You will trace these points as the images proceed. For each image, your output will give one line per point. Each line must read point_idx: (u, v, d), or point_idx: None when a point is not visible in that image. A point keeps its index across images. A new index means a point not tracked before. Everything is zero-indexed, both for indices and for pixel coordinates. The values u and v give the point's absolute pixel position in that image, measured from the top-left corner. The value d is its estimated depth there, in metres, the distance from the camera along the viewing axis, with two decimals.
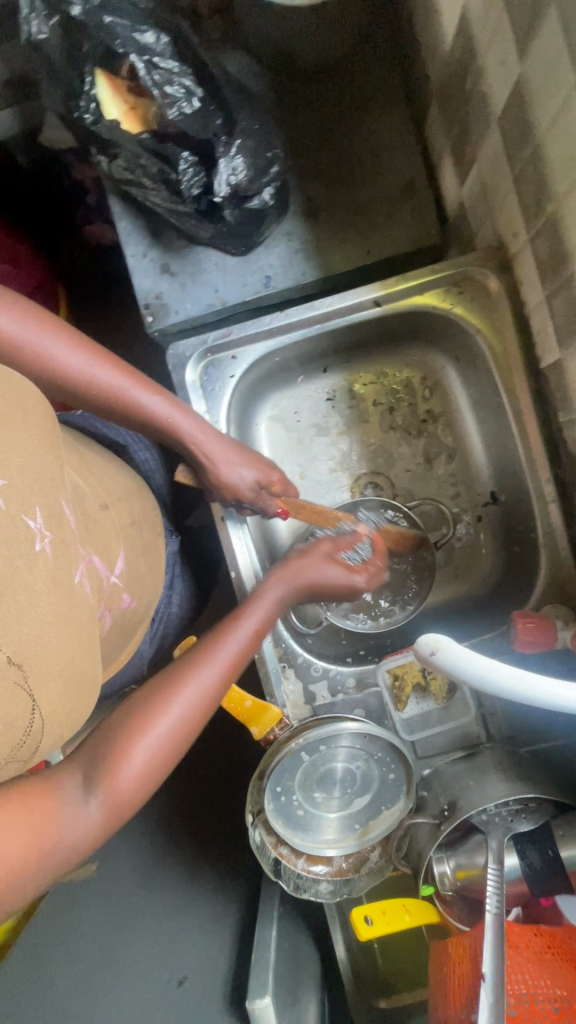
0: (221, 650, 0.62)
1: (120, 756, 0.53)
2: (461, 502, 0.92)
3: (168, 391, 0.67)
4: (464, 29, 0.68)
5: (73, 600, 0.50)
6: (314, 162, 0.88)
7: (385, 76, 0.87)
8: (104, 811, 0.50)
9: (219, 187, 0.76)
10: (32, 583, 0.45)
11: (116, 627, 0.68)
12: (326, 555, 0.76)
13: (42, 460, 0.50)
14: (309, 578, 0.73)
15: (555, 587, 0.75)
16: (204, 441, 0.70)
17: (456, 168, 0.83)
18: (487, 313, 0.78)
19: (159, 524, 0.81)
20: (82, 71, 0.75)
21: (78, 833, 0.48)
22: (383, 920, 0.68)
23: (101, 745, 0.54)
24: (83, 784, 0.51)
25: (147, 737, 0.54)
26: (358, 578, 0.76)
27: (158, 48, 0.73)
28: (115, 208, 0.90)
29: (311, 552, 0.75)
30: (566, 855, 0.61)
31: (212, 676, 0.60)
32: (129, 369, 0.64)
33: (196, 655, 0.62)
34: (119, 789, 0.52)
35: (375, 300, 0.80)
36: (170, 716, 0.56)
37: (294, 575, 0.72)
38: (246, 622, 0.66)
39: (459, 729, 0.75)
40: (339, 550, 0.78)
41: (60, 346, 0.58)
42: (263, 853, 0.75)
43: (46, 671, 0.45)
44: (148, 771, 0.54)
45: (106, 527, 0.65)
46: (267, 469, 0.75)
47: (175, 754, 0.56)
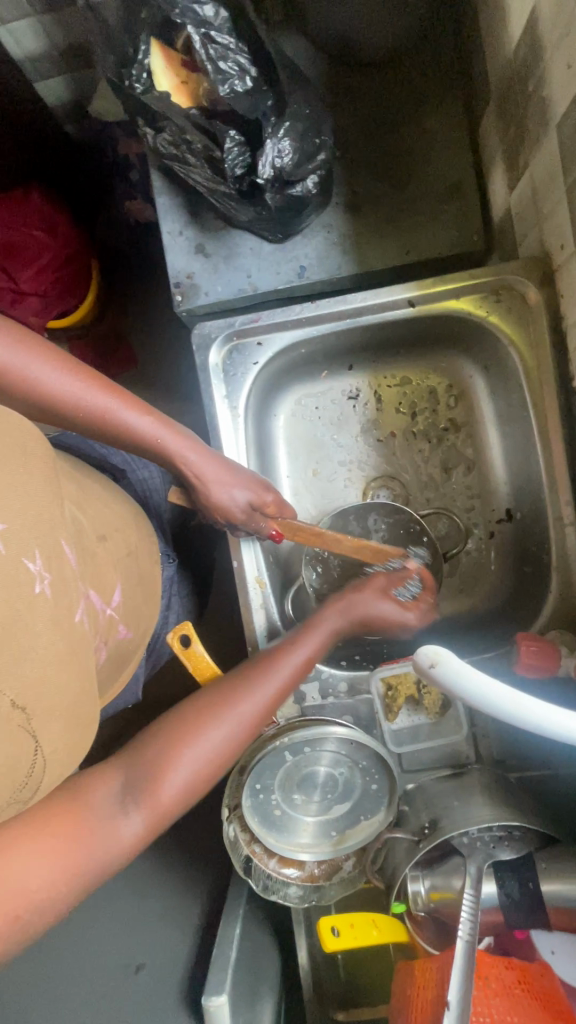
0: (269, 674, 0.63)
1: (157, 774, 0.55)
2: (475, 515, 0.90)
3: (159, 412, 0.65)
4: (532, 29, 0.66)
5: (73, 638, 0.51)
6: (362, 155, 0.86)
7: (444, 72, 0.85)
8: (145, 824, 0.52)
9: (263, 169, 0.75)
10: (34, 624, 0.45)
11: (110, 658, 0.68)
12: (379, 590, 0.72)
13: (42, 497, 0.50)
14: (365, 611, 0.71)
15: (563, 611, 0.73)
16: (194, 464, 0.68)
17: (506, 174, 0.80)
18: (522, 324, 0.76)
19: (156, 554, 0.80)
20: (137, 39, 0.73)
21: (113, 848, 0.50)
22: (350, 933, 0.67)
23: (141, 757, 0.56)
24: (122, 799, 0.52)
25: (188, 756, 0.56)
26: (410, 617, 0.72)
27: (215, 22, 0.71)
28: (156, 182, 0.89)
29: (363, 587, 0.72)
30: (547, 889, 0.59)
31: (258, 704, 0.61)
32: (119, 391, 0.62)
33: (245, 676, 0.63)
34: (161, 804, 0.54)
35: (409, 300, 0.78)
36: (212, 736, 0.58)
37: (349, 606, 0.70)
38: (302, 648, 0.66)
39: (448, 747, 0.73)
40: (391, 586, 0.74)
41: (42, 370, 0.56)
42: (235, 849, 0.73)
43: (47, 713, 0.46)
44: (188, 790, 0.56)
45: (103, 561, 0.65)
46: (260, 487, 0.73)
47: (214, 775, 0.58)
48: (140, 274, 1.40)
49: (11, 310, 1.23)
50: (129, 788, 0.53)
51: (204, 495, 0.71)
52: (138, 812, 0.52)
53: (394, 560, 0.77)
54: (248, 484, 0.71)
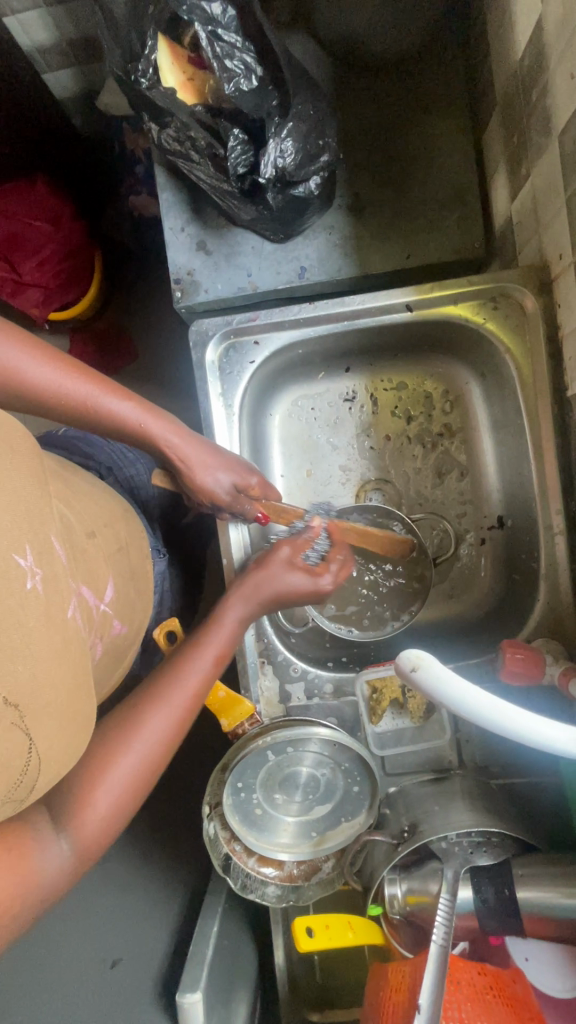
0: (182, 679, 0.62)
1: (85, 795, 0.53)
2: (467, 521, 0.90)
3: (140, 397, 0.65)
4: (537, 38, 0.66)
5: (65, 633, 0.50)
6: (366, 158, 0.86)
7: (451, 78, 0.85)
8: (76, 853, 0.51)
9: (265, 168, 0.74)
10: (25, 620, 0.45)
11: (107, 653, 0.69)
12: (285, 561, 0.72)
13: (31, 494, 0.50)
14: (273, 587, 0.70)
15: (550, 620, 0.73)
16: (178, 447, 0.68)
17: (509, 182, 0.81)
18: (519, 332, 0.76)
19: (146, 546, 0.80)
20: (144, 33, 0.73)
21: (55, 875, 0.48)
22: (325, 934, 0.67)
23: (62, 787, 0.53)
24: (53, 828, 0.50)
25: (109, 779, 0.54)
26: (324, 580, 0.73)
27: (223, 20, 0.71)
28: (160, 178, 0.89)
29: (268, 562, 0.72)
30: (522, 896, 0.59)
31: (176, 711, 0.60)
32: (99, 377, 0.62)
33: (158, 685, 0.61)
34: (88, 830, 0.52)
35: (408, 304, 0.78)
36: (132, 754, 0.56)
37: (254, 598, 0.70)
38: (209, 649, 0.66)
39: (431, 751, 0.73)
40: (298, 552, 0.74)
41: (21, 358, 0.56)
42: (214, 847, 0.73)
43: (40, 709, 0.45)
44: (114, 812, 0.54)
45: (94, 557, 0.64)
46: (244, 471, 0.73)
47: (142, 787, 0.57)
48: (143, 270, 1.40)
49: (11, 299, 1.24)
50: (57, 817, 0.51)
51: (189, 479, 0.71)
52: (67, 842, 0.50)
53: (298, 523, 0.77)
54: (230, 468, 0.72)
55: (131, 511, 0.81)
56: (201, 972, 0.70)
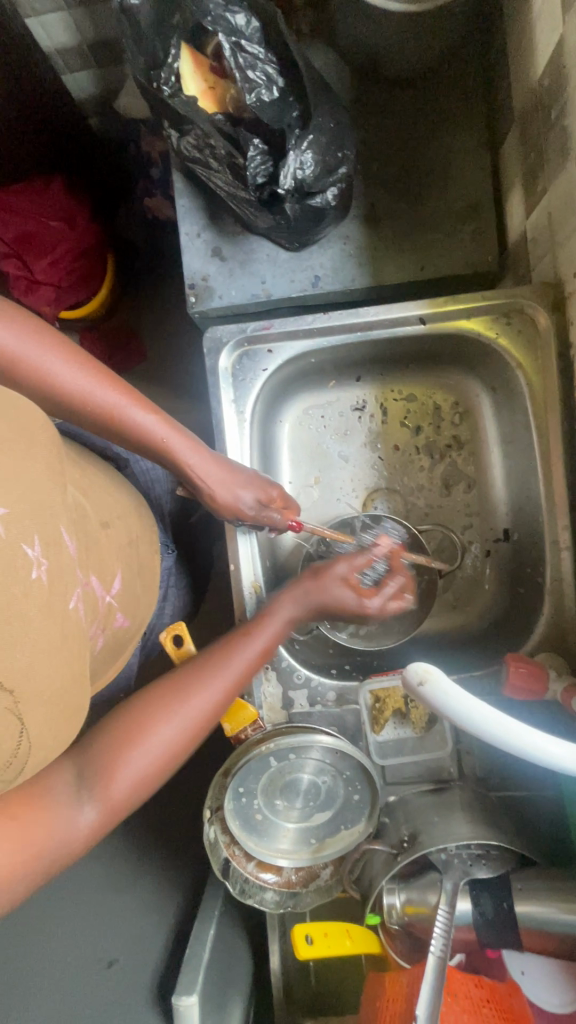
0: (227, 663, 0.65)
1: (116, 762, 0.57)
2: (472, 531, 0.91)
3: (165, 413, 0.66)
4: (558, 60, 0.67)
5: (66, 625, 0.51)
6: (382, 169, 0.87)
7: (469, 91, 0.85)
8: (99, 816, 0.54)
9: (284, 179, 0.75)
10: (27, 610, 0.46)
11: (108, 645, 0.69)
12: (341, 576, 0.72)
13: (42, 484, 0.51)
14: (322, 597, 0.71)
15: (555, 634, 0.74)
16: (201, 468, 0.69)
17: (524, 197, 0.81)
18: (530, 347, 0.77)
19: (156, 540, 0.81)
20: (168, 42, 0.74)
21: (73, 834, 0.52)
22: (323, 942, 0.67)
23: (97, 749, 0.58)
24: (80, 787, 0.55)
25: (139, 749, 0.58)
26: (370, 602, 0.73)
27: (247, 32, 0.73)
28: (177, 184, 0.90)
29: (324, 571, 0.72)
30: (520, 909, 0.60)
31: (215, 694, 0.63)
32: (126, 388, 0.63)
33: (201, 666, 0.64)
34: (115, 797, 0.56)
35: (421, 317, 0.79)
36: (167, 728, 0.60)
37: (306, 595, 0.71)
38: (256, 639, 0.67)
39: (432, 761, 0.74)
40: (356, 565, 0.74)
41: (50, 361, 0.57)
42: (214, 851, 0.74)
43: (35, 697, 0.46)
44: (140, 784, 0.57)
45: (105, 546, 0.66)
46: (265, 486, 0.75)
47: (174, 761, 0.60)
48: (156, 272, 1.41)
49: (24, 297, 1.25)
50: (83, 782, 0.55)
51: (209, 497, 0.72)
52: (91, 806, 0.54)
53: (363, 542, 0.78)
54: (253, 484, 0.73)
55: (145, 509, 0.82)
56: (198, 974, 0.70)
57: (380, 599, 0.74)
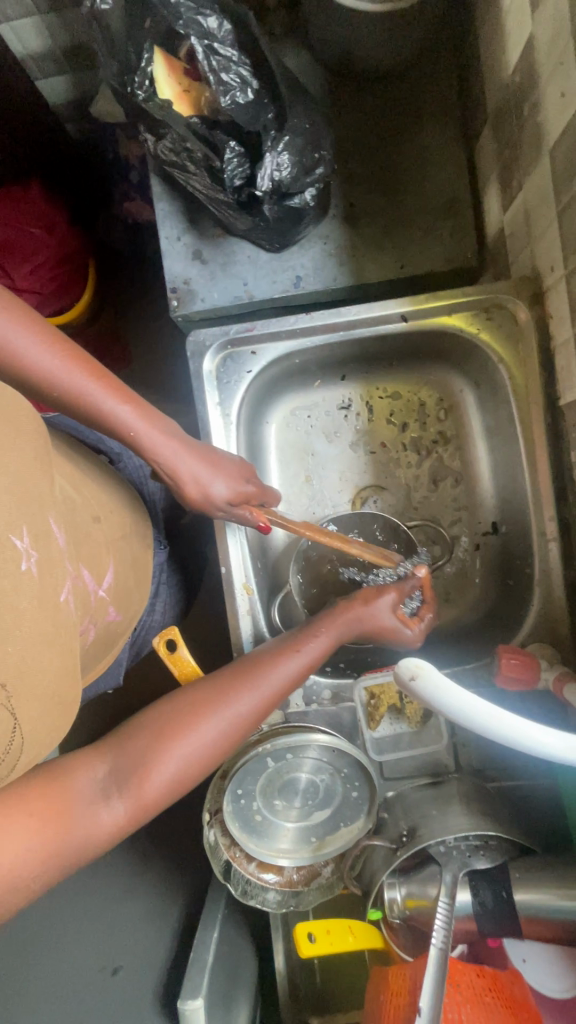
0: (266, 677, 0.62)
1: (145, 766, 0.55)
2: (461, 525, 0.91)
3: (141, 402, 0.66)
4: (529, 57, 0.68)
5: (57, 619, 0.52)
6: (359, 168, 0.87)
7: (442, 88, 0.86)
8: (129, 812, 0.53)
9: (261, 181, 0.75)
10: (18, 601, 0.47)
11: (98, 639, 0.71)
12: (389, 603, 0.71)
13: (32, 478, 0.53)
14: (367, 622, 0.69)
15: (545, 625, 0.75)
16: (171, 461, 0.68)
17: (501, 193, 0.82)
18: (511, 342, 0.77)
19: (150, 539, 0.83)
20: (141, 46, 0.74)
21: (102, 830, 0.51)
22: (326, 938, 0.67)
23: (128, 746, 0.56)
24: (110, 783, 0.53)
25: (174, 753, 0.56)
26: (409, 634, 0.71)
27: (219, 34, 0.72)
28: (156, 188, 0.90)
29: (375, 598, 0.70)
30: (520, 899, 0.60)
31: (253, 704, 0.60)
32: (103, 374, 0.62)
33: (249, 672, 0.62)
34: (149, 795, 0.54)
35: (402, 315, 0.79)
36: (203, 733, 0.58)
37: (351, 617, 0.68)
38: (307, 651, 0.65)
39: (428, 755, 0.74)
40: (401, 597, 0.72)
41: (26, 342, 0.57)
42: (215, 853, 0.74)
43: (27, 688, 0.47)
44: (175, 785, 0.56)
45: (95, 539, 0.68)
46: (240, 485, 0.73)
47: (206, 767, 0.58)
48: (139, 277, 1.41)
49: None
50: (116, 776, 0.54)
51: (181, 493, 0.72)
52: (121, 802, 0.53)
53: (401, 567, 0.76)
54: (227, 476, 0.72)
55: (136, 501, 0.82)
56: (202, 977, 0.71)
57: (418, 633, 0.72)
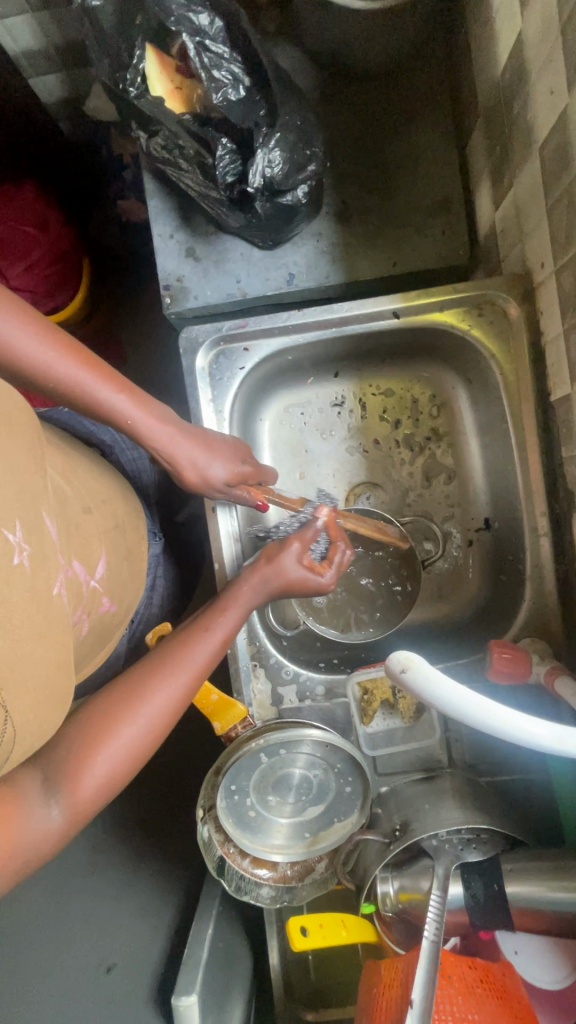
0: (185, 658, 0.61)
1: (77, 767, 0.53)
2: (454, 522, 0.92)
3: (137, 391, 0.66)
4: (518, 55, 0.68)
5: (49, 612, 0.52)
6: (351, 165, 0.88)
7: (434, 86, 0.87)
8: (65, 819, 0.51)
9: (253, 178, 0.75)
10: (8, 594, 0.48)
11: (94, 632, 0.71)
12: (295, 555, 0.72)
13: (25, 472, 0.53)
14: (277, 576, 0.70)
15: (537, 619, 0.75)
16: (171, 448, 0.69)
17: (492, 191, 0.82)
18: (503, 339, 0.78)
19: (142, 528, 0.83)
20: (133, 43, 0.74)
21: (44, 837, 0.50)
22: (318, 933, 0.67)
23: (58, 753, 0.54)
24: (45, 790, 0.51)
25: (105, 751, 0.54)
26: (324, 579, 0.72)
27: (210, 32, 0.72)
28: (149, 186, 0.90)
29: (278, 554, 0.71)
30: (511, 892, 0.61)
31: (179, 689, 0.59)
32: (98, 365, 0.63)
33: (162, 657, 0.61)
34: (80, 800, 0.53)
35: (394, 312, 0.80)
36: (132, 726, 0.56)
37: (261, 584, 0.70)
38: (218, 630, 0.65)
39: (422, 750, 0.75)
40: (305, 546, 0.74)
41: (22, 335, 0.56)
42: (208, 850, 0.73)
43: (19, 681, 0.47)
44: (109, 781, 0.54)
45: (88, 532, 0.68)
46: (237, 466, 0.74)
47: (141, 759, 0.57)
48: (133, 275, 1.41)
49: None
50: (49, 783, 0.52)
51: (180, 479, 0.72)
52: (58, 807, 0.51)
53: (305, 512, 0.79)
54: (224, 460, 0.73)
55: (129, 497, 0.83)
56: (196, 973, 0.71)
57: (331, 577, 0.73)
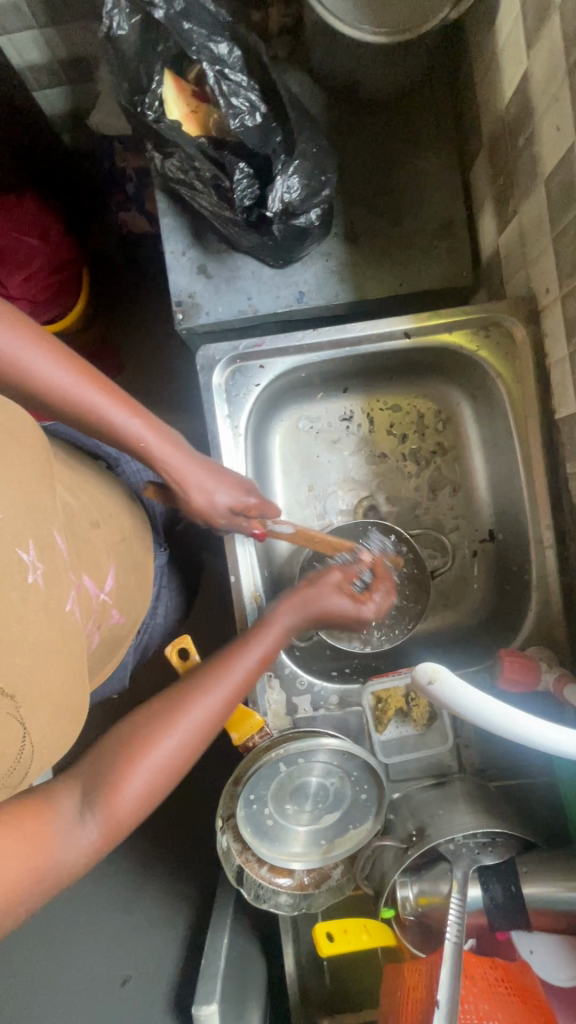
0: (224, 674, 0.63)
1: (114, 780, 0.54)
2: (460, 532, 0.94)
3: (147, 413, 0.67)
4: (524, 90, 0.72)
5: (63, 629, 0.53)
6: (359, 188, 0.90)
7: (438, 114, 0.90)
8: (103, 832, 0.51)
9: (272, 203, 0.77)
10: (25, 612, 0.49)
11: (104, 642, 0.72)
12: (335, 584, 0.76)
13: (36, 490, 0.54)
14: (318, 606, 0.73)
15: (543, 629, 0.78)
16: (177, 466, 0.69)
17: (496, 216, 0.86)
18: (508, 360, 0.81)
19: (149, 541, 0.84)
20: (151, 68, 0.76)
21: (78, 853, 0.49)
22: (343, 938, 0.69)
23: (95, 768, 0.55)
24: (81, 802, 0.52)
25: (141, 765, 0.55)
26: (366, 609, 0.76)
27: (229, 61, 0.75)
28: (161, 204, 0.92)
29: (319, 582, 0.75)
30: (527, 893, 0.63)
31: (215, 706, 0.61)
32: (111, 389, 0.64)
33: (203, 676, 0.63)
34: (116, 813, 0.53)
35: (405, 331, 0.82)
36: (169, 741, 0.57)
37: (302, 606, 0.72)
38: (255, 652, 0.66)
39: (433, 757, 0.76)
40: (347, 580, 0.78)
41: (37, 360, 0.58)
42: (228, 859, 0.75)
43: (35, 698, 0.48)
44: (145, 797, 0.55)
45: (95, 544, 0.69)
46: (242, 492, 0.75)
47: (175, 776, 0.58)
48: (135, 287, 1.42)
49: None
50: (87, 797, 0.52)
51: (185, 500, 0.73)
52: (95, 821, 0.51)
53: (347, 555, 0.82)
54: (229, 486, 0.73)
55: (137, 511, 0.83)
56: (216, 982, 0.71)
57: (373, 607, 0.77)
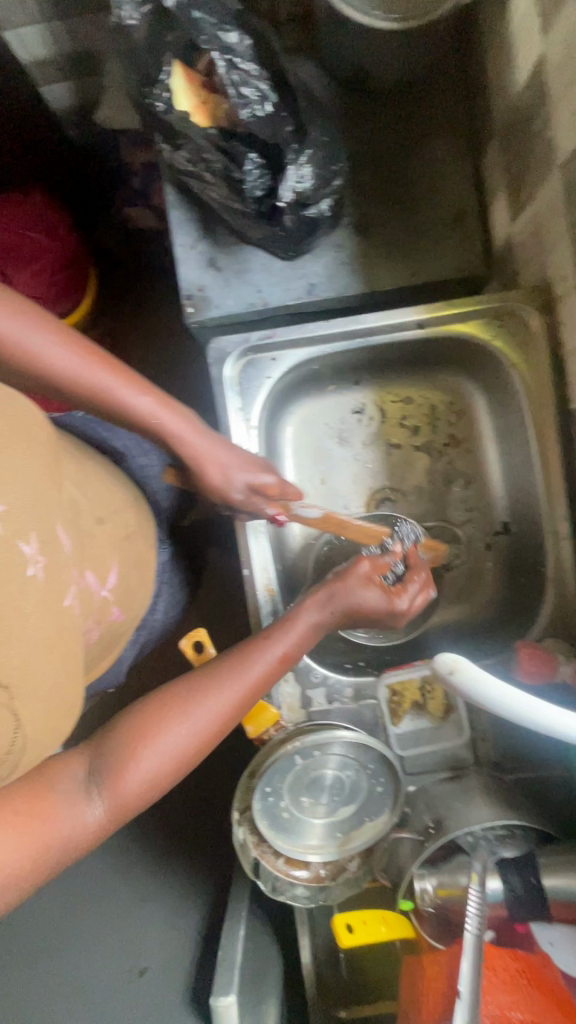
0: (243, 669, 0.60)
1: (123, 762, 0.53)
2: (473, 524, 0.94)
3: (159, 391, 0.67)
4: (539, 76, 0.71)
5: (61, 620, 0.53)
6: (368, 178, 0.90)
7: (449, 103, 0.89)
8: (107, 815, 0.51)
9: (284, 194, 0.78)
10: (23, 604, 0.49)
11: (101, 638, 0.72)
12: (364, 578, 0.70)
13: (40, 480, 0.54)
14: (344, 600, 0.68)
15: (560, 620, 0.77)
16: (192, 441, 0.69)
17: (509, 204, 0.85)
18: (523, 348, 0.80)
19: (152, 534, 0.84)
20: (160, 57, 0.75)
21: (81, 833, 0.49)
22: (363, 929, 0.69)
23: (108, 746, 0.54)
24: (89, 780, 0.51)
25: (152, 750, 0.54)
26: (398, 601, 0.71)
27: (240, 48, 0.74)
28: (170, 197, 0.91)
29: (347, 575, 0.69)
30: (549, 885, 0.62)
31: (228, 701, 0.58)
32: (120, 368, 0.63)
33: (226, 666, 0.60)
34: (123, 795, 0.52)
35: (419, 322, 0.82)
36: (180, 729, 0.55)
37: (329, 599, 0.67)
38: (275, 647, 0.63)
39: (449, 750, 0.76)
40: (377, 571, 0.72)
41: (44, 344, 0.58)
42: (244, 852, 0.75)
43: (29, 693, 0.48)
44: (152, 783, 0.53)
45: (100, 541, 0.69)
46: (258, 470, 0.73)
47: (184, 765, 0.56)
48: (142, 283, 1.42)
49: None
50: (95, 774, 0.52)
51: (202, 480, 0.72)
52: (101, 801, 0.51)
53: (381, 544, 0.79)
54: (247, 467, 0.73)
55: (142, 505, 0.83)
56: (233, 975, 0.71)
57: (406, 600, 0.72)
